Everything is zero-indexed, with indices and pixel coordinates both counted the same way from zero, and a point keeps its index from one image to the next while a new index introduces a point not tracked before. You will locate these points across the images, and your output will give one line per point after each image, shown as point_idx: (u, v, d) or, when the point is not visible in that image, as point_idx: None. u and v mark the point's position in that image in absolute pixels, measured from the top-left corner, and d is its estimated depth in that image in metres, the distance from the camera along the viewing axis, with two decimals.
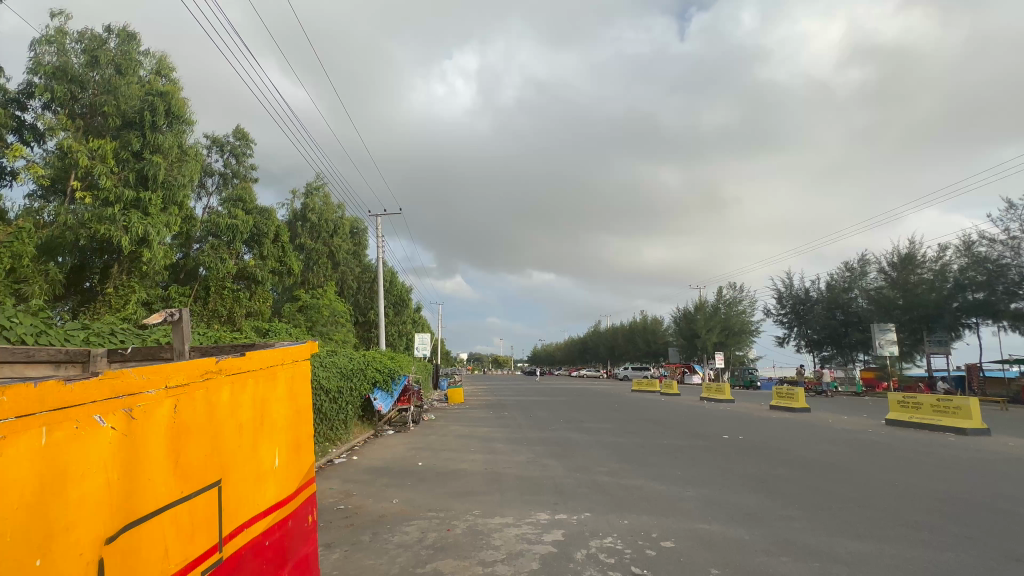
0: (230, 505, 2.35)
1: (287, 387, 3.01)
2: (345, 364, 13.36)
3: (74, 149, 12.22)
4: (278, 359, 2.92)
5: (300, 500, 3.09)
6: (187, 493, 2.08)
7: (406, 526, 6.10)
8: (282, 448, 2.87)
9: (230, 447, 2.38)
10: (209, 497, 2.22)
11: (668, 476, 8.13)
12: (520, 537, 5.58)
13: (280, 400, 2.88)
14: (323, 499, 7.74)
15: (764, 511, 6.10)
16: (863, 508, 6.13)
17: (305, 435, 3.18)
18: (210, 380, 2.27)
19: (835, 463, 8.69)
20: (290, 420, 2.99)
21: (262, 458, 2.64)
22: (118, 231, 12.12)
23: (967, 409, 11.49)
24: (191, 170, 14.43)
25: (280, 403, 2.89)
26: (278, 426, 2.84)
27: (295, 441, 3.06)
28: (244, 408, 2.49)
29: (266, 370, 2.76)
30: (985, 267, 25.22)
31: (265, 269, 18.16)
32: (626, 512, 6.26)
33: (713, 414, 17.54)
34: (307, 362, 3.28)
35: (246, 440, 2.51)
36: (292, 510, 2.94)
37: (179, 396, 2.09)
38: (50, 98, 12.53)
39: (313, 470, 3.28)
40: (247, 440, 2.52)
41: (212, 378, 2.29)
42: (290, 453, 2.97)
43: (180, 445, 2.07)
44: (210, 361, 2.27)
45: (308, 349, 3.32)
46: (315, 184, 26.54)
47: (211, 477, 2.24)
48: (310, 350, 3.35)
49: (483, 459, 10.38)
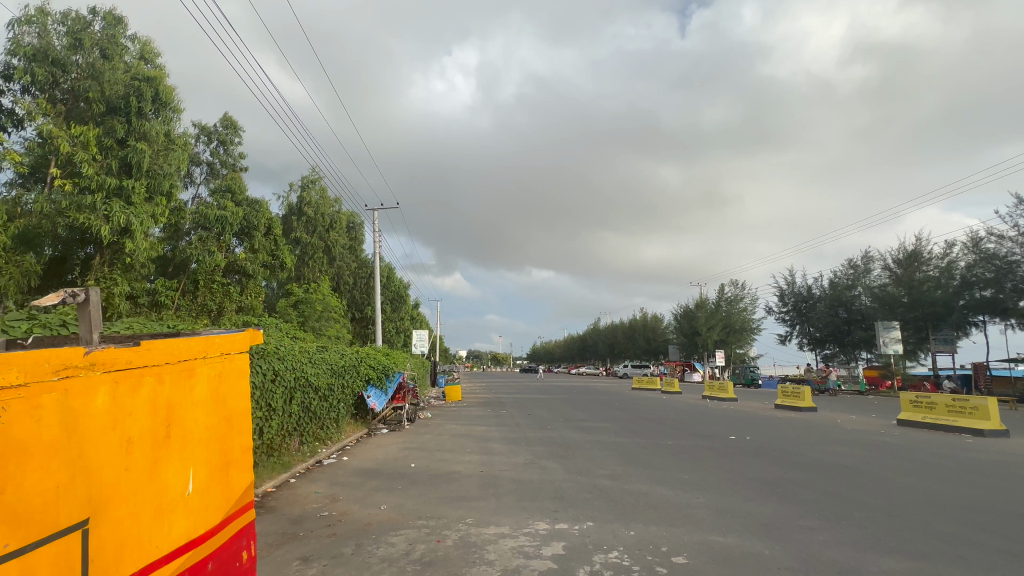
0: (102, 548, 1.93)
1: (209, 387, 2.58)
2: (337, 360, 12.83)
3: (54, 135, 11.52)
4: (198, 352, 2.50)
5: (228, 532, 2.67)
6: (21, 543, 1.66)
7: (392, 537, 5.61)
8: (200, 468, 2.46)
9: (107, 474, 1.96)
10: (66, 543, 1.80)
11: (674, 480, 7.65)
12: (516, 550, 5.08)
13: (199, 404, 2.47)
14: (307, 504, 7.25)
15: (782, 521, 5.62)
16: (888, 517, 5.67)
17: (235, 449, 2.75)
18: (71, 381, 1.85)
19: (850, 466, 8.22)
20: (212, 430, 2.58)
21: (166, 482, 2.23)
22: (98, 221, 11.58)
23: (985, 409, 11.05)
24: (178, 159, 13.81)
25: (200, 408, 2.48)
26: (192, 438, 2.42)
27: (222, 457, 2.65)
28: (132, 419, 2.07)
29: (181, 365, 2.36)
30: (993, 263, 24.74)
31: (256, 262, 17.67)
32: (632, 521, 5.78)
33: (716, 413, 17.07)
34: (241, 357, 2.86)
35: (139, 459, 2.09)
36: (211, 546, 2.51)
37: (11, 401, 1.68)
38: (30, 81, 11.91)
39: (248, 493, 2.86)
40: (139, 460, 2.10)
41: (78, 378, 1.88)
42: (213, 473, 2.56)
43: (11, 474, 1.66)
44: (73, 354, 1.85)
45: (245, 342, 2.90)
46: (311, 177, 25.96)
47: (75, 517, 1.84)
48: (247, 344, 2.92)
49: (478, 460, 9.90)
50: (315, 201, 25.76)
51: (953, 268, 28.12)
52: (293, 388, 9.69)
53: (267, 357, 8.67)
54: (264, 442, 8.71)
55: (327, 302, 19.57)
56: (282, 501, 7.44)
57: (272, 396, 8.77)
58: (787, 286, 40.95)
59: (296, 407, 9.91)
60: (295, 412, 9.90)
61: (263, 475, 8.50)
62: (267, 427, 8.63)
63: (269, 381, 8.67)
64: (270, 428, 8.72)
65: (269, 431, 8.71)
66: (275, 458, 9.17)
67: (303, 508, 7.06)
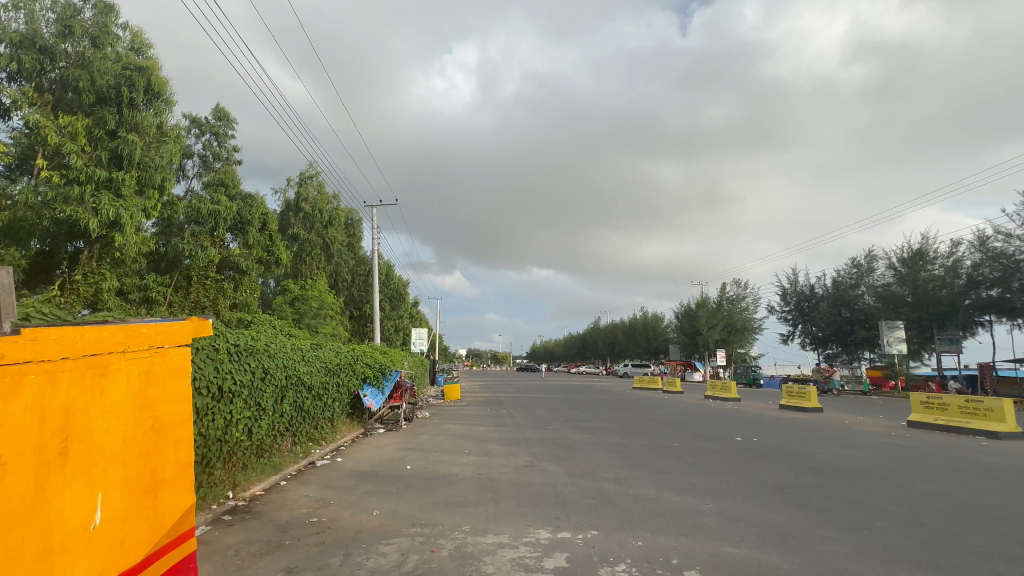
0: None
1: (127, 389, 2.80)
2: (332, 358, 12.48)
3: (42, 125, 10.78)
4: (116, 346, 2.77)
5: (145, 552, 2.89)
6: None
7: (384, 546, 5.27)
8: (110, 492, 2.66)
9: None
10: None
11: (682, 485, 7.30)
12: (516, 562, 4.74)
13: (111, 412, 2.69)
14: (296, 509, 6.89)
15: (799, 531, 5.28)
16: (912, 527, 5.33)
17: (153, 463, 2.98)
18: None
19: (865, 471, 7.88)
20: (125, 444, 2.77)
21: (62, 512, 2.40)
22: (85, 214, 11.10)
23: (1000, 411, 10.69)
24: (172, 152, 13.23)
25: (112, 416, 2.70)
26: (100, 452, 2.62)
27: (141, 479, 2.87)
28: (24, 429, 2.27)
29: (90, 360, 2.60)
30: (1000, 263, 24.41)
31: (251, 259, 17.34)
32: (639, 531, 5.42)
33: (720, 413, 16.71)
34: (161, 359, 3.10)
35: (30, 478, 2.27)
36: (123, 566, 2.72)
37: None
38: (15, 69, 10.92)
39: (170, 510, 3.10)
40: (31, 473, 2.29)
41: None
42: (124, 499, 2.74)
43: None
44: None
45: (166, 343, 3.13)
46: (308, 173, 25.52)
47: None
48: (168, 345, 3.16)
49: (477, 462, 9.55)
50: (312, 197, 25.35)
51: (959, 267, 27.77)
52: (285, 387, 9.32)
53: (257, 354, 8.28)
54: (254, 444, 8.36)
55: (322, 299, 19.22)
56: (270, 506, 7.10)
57: (263, 396, 8.39)
58: (789, 286, 40.56)
59: (288, 406, 9.55)
60: (287, 412, 9.54)
61: (252, 478, 8.16)
62: (257, 428, 8.27)
63: (260, 379, 8.29)
64: (260, 429, 8.36)
65: (260, 432, 8.35)
66: (266, 460, 8.83)
67: (291, 513, 6.70)
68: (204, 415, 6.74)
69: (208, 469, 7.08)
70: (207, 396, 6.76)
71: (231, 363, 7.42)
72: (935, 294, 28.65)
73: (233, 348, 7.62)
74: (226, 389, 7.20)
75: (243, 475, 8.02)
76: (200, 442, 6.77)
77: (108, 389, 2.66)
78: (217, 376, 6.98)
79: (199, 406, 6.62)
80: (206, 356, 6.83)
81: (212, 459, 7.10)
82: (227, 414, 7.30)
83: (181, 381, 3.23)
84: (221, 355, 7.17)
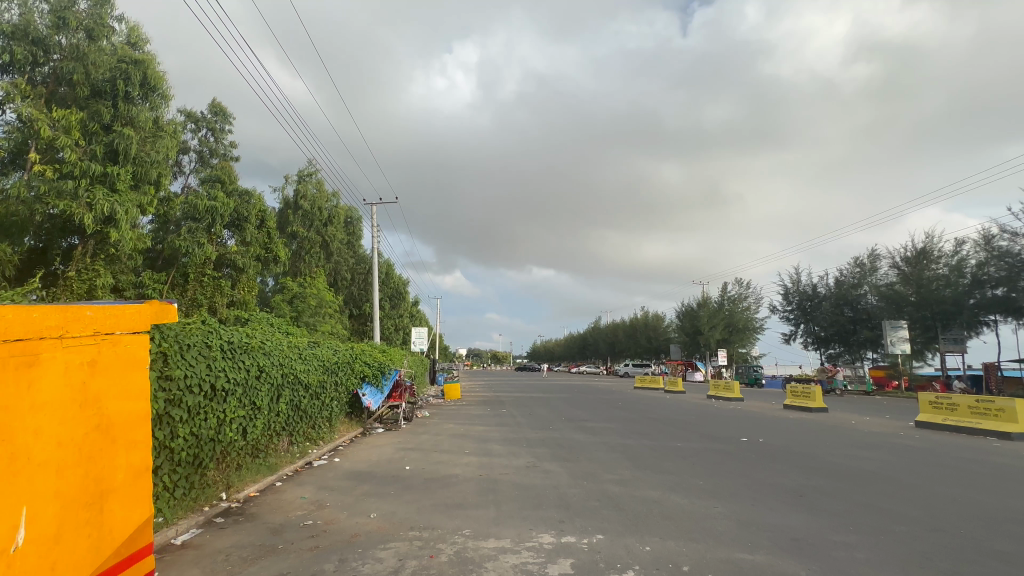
0: None
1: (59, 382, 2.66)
2: (330, 356, 12.27)
3: (35, 118, 10.31)
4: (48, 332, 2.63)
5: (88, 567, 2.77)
6: None
7: (380, 551, 5.05)
8: (37, 506, 2.52)
9: None
10: None
11: (689, 487, 7.09)
12: (518, 568, 4.53)
13: (40, 410, 2.56)
14: (291, 511, 6.67)
15: (815, 537, 5.07)
16: (932, 532, 5.13)
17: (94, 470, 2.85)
18: None
19: (877, 473, 7.66)
20: (56, 449, 2.63)
21: None
22: (79, 208, 10.71)
23: (1011, 411, 10.48)
24: (167, 147, 12.80)
25: (42, 415, 2.57)
26: (25, 461, 2.48)
27: (79, 489, 2.74)
28: None
29: (17, 347, 2.48)
30: (1005, 261, 24.19)
31: (249, 256, 17.11)
32: (647, 536, 5.21)
33: (723, 413, 16.50)
34: (102, 349, 2.99)
35: None
36: None
37: None
38: (8, 61, 10.64)
39: (116, 522, 2.98)
40: None
41: None
42: (57, 512, 2.61)
43: None
44: None
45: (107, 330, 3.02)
46: (307, 170, 25.31)
47: None
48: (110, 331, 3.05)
49: (477, 463, 9.33)
50: (312, 194, 25.11)
51: (963, 266, 27.56)
52: (281, 385, 9.10)
53: (252, 351, 8.05)
54: (248, 444, 8.14)
55: (321, 297, 19.02)
56: (264, 508, 6.88)
57: (258, 395, 8.16)
58: (792, 285, 40.33)
59: (284, 406, 9.33)
60: (284, 411, 9.32)
61: (247, 478, 7.94)
62: (252, 428, 8.05)
63: (255, 377, 8.06)
64: (254, 429, 8.13)
65: (254, 432, 8.13)
66: (261, 460, 8.60)
67: (285, 516, 6.48)
68: (195, 414, 6.51)
69: (201, 470, 6.85)
70: (199, 394, 6.52)
71: (225, 361, 7.18)
72: (939, 293, 28.44)
73: (227, 345, 7.39)
74: (219, 387, 6.97)
75: (238, 476, 7.80)
76: (192, 442, 6.54)
77: (38, 382, 2.54)
78: (210, 374, 6.74)
79: (191, 405, 6.38)
80: (199, 354, 6.59)
81: (204, 460, 6.87)
82: (220, 413, 7.07)
83: (128, 375, 3.13)
84: (214, 352, 6.94)
